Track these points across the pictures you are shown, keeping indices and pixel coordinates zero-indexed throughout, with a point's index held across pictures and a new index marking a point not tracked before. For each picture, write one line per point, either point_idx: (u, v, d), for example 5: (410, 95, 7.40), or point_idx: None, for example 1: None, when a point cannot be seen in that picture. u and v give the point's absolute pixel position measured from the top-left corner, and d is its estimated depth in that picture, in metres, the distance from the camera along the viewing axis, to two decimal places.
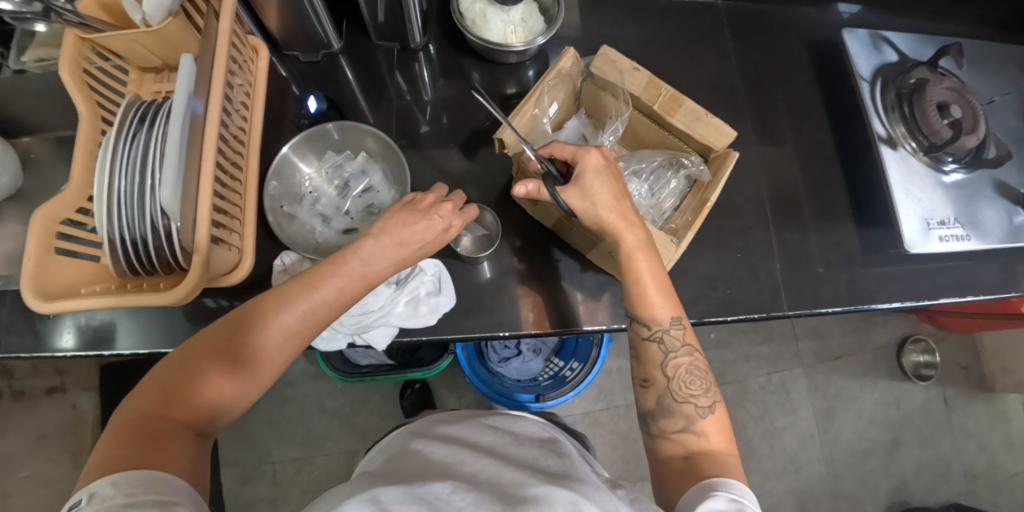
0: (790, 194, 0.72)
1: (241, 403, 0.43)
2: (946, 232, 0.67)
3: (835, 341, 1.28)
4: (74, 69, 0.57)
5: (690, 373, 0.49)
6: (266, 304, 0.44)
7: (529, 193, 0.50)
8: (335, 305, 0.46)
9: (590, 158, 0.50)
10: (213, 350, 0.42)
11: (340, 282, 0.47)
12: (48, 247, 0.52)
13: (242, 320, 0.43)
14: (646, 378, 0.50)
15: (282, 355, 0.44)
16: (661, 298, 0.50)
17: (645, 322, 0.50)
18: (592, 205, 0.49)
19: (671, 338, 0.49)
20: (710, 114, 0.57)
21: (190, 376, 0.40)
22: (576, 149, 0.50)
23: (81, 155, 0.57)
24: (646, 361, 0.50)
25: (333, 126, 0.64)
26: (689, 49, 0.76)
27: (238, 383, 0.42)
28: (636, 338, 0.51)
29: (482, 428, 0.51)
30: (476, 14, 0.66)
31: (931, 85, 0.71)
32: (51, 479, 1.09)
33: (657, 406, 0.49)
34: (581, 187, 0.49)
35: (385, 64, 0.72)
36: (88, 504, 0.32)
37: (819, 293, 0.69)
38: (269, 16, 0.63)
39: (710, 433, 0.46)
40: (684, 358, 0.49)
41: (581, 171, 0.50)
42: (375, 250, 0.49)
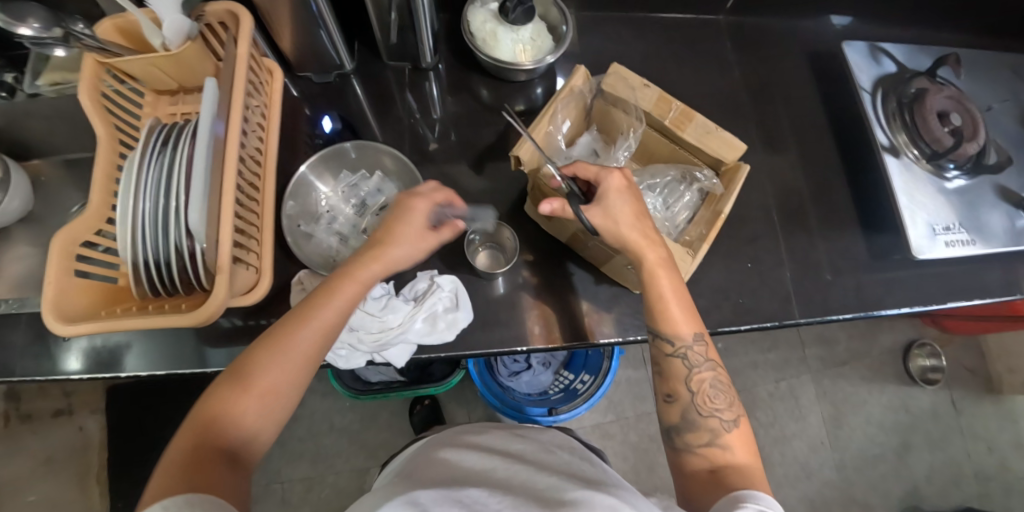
0: (797, 203, 0.74)
1: (273, 425, 0.44)
2: (952, 237, 0.69)
3: (841, 346, 1.28)
4: (93, 93, 0.58)
5: (714, 387, 0.50)
6: (284, 324, 0.45)
7: (553, 211, 0.51)
8: (342, 315, 0.47)
9: (614, 180, 0.51)
10: (240, 375, 0.42)
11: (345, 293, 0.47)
12: (68, 269, 0.52)
13: (263, 341, 0.44)
14: (670, 393, 0.50)
15: (304, 371, 0.45)
16: (683, 315, 0.50)
17: (669, 339, 0.50)
18: (614, 222, 0.50)
19: (694, 354, 0.50)
20: (720, 128, 0.58)
21: (223, 404, 0.41)
22: (599, 170, 0.52)
23: (99, 178, 0.57)
24: (670, 377, 0.50)
25: (349, 145, 0.64)
26: (692, 63, 0.78)
27: (268, 407, 0.43)
28: (660, 354, 0.51)
29: (511, 437, 0.51)
30: (487, 34, 0.67)
31: (931, 94, 0.72)
32: (59, 503, 1.07)
33: (681, 420, 0.49)
34: (604, 206, 0.50)
35: (395, 83, 0.73)
36: None
37: (830, 300, 0.70)
38: (283, 36, 0.64)
39: (735, 447, 0.47)
40: (707, 373, 0.50)
41: (604, 192, 0.51)
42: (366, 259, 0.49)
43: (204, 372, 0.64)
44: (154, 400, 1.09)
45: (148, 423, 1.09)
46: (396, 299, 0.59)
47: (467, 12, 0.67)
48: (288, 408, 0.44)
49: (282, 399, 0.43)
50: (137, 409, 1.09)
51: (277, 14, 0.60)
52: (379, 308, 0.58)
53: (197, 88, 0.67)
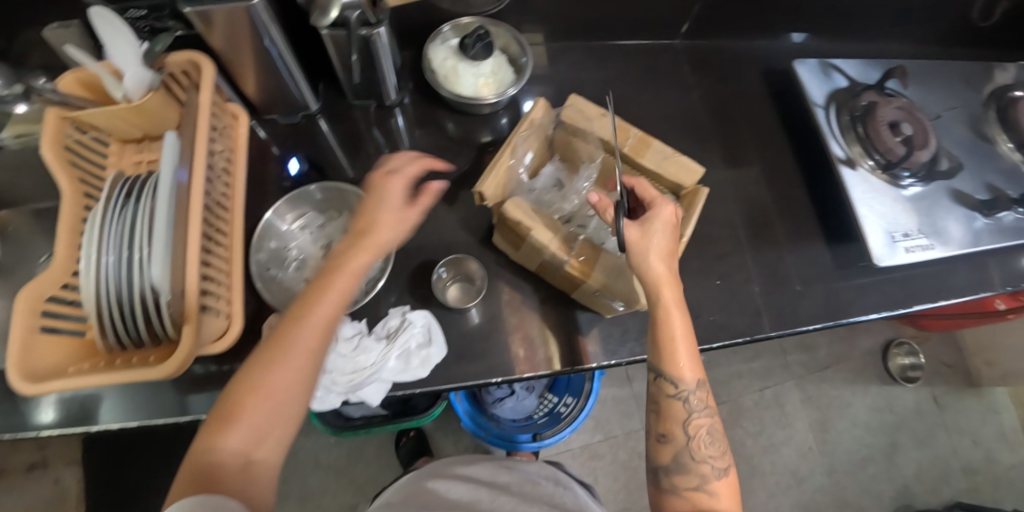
0: (761, 218, 0.75)
1: (288, 423, 0.44)
2: (911, 243, 0.71)
3: (822, 351, 1.30)
4: (57, 146, 0.58)
5: (709, 434, 0.51)
6: (287, 320, 0.46)
7: (596, 204, 0.54)
8: (337, 307, 0.47)
9: (666, 210, 0.52)
10: (244, 382, 0.43)
11: (337, 283, 0.48)
12: (33, 326, 0.52)
13: (269, 345, 0.45)
14: (665, 433, 0.51)
15: (309, 365, 0.45)
16: (689, 359, 0.51)
17: (672, 380, 0.51)
18: (646, 247, 0.50)
19: (694, 399, 0.51)
20: (677, 152, 0.60)
21: (233, 412, 0.42)
22: (657, 196, 0.53)
23: (64, 231, 0.57)
24: (668, 418, 0.51)
25: (314, 187, 0.65)
26: (652, 87, 0.80)
27: (275, 414, 0.43)
28: (661, 394, 0.51)
29: (498, 469, 0.66)
30: (448, 70, 0.68)
31: (880, 107, 0.75)
32: None
33: (673, 462, 0.50)
34: (644, 229, 0.51)
35: (362, 121, 0.74)
36: None
37: (800, 312, 0.71)
38: (247, 81, 0.65)
39: (722, 493, 0.49)
40: (704, 420, 0.51)
41: (651, 219, 0.51)
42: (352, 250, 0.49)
43: (182, 420, 0.63)
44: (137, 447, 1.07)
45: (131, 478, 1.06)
46: (369, 338, 0.60)
47: (428, 50, 0.69)
48: (306, 400, 0.45)
49: (287, 406, 0.44)
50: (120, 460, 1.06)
51: (241, 59, 0.61)
52: (351, 349, 0.59)
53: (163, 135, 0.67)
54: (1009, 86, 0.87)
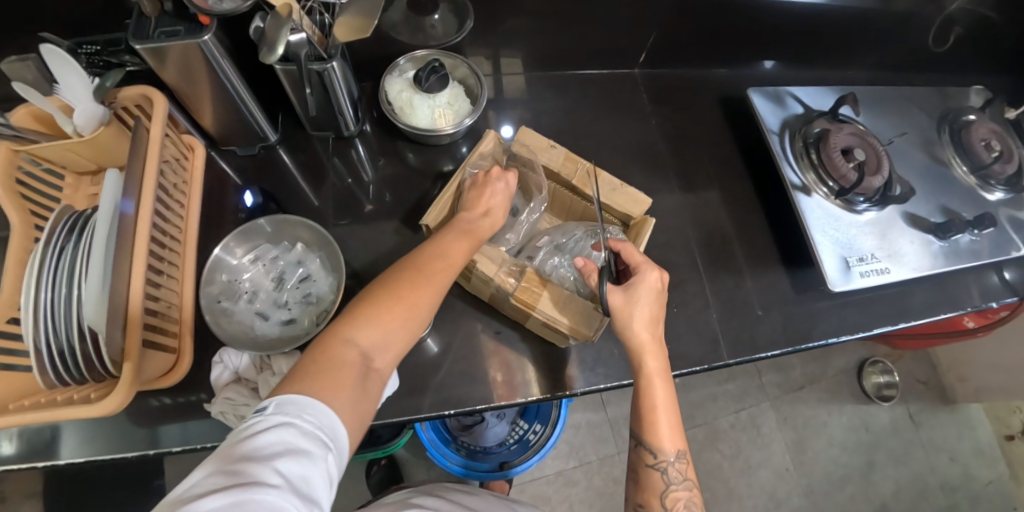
0: (719, 244, 0.76)
1: (396, 352, 0.45)
2: (865, 268, 0.72)
3: (797, 371, 1.30)
4: (7, 179, 0.57)
5: (688, 509, 0.48)
6: (415, 258, 0.49)
7: (583, 266, 0.55)
8: (461, 254, 0.51)
9: (651, 277, 0.53)
10: (385, 293, 0.45)
11: (463, 236, 0.53)
12: None
13: (410, 268, 0.48)
14: (642, 503, 0.50)
15: (431, 300, 0.48)
16: (670, 428, 0.49)
17: (651, 450, 0.49)
18: (630, 313, 0.51)
19: (673, 471, 0.48)
20: (626, 184, 0.61)
21: (369, 314, 0.44)
22: (643, 262, 0.53)
23: (11, 265, 0.56)
24: (646, 488, 0.49)
25: (265, 221, 0.64)
26: (612, 116, 0.81)
27: (402, 328, 0.45)
28: (639, 462, 0.50)
29: (495, 501, 0.68)
30: (403, 102, 0.69)
31: (833, 133, 0.76)
32: None
33: None
34: (629, 294, 0.52)
35: (323, 152, 0.75)
36: (280, 416, 0.36)
37: (758, 338, 0.72)
38: (204, 114, 0.66)
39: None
40: (683, 492, 0.48)
41: (636, 283, 0.52)
42: (472, 216, 0.55)
43: (151, 453, 0.59)
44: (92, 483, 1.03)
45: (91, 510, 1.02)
46: None
47: (385, 83, 0.70)
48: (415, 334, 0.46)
49: (411, 326, 0.46)
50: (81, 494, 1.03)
51: (197, 94, 0.62)
52: None
53: None
54: (962, 110, 0.89)
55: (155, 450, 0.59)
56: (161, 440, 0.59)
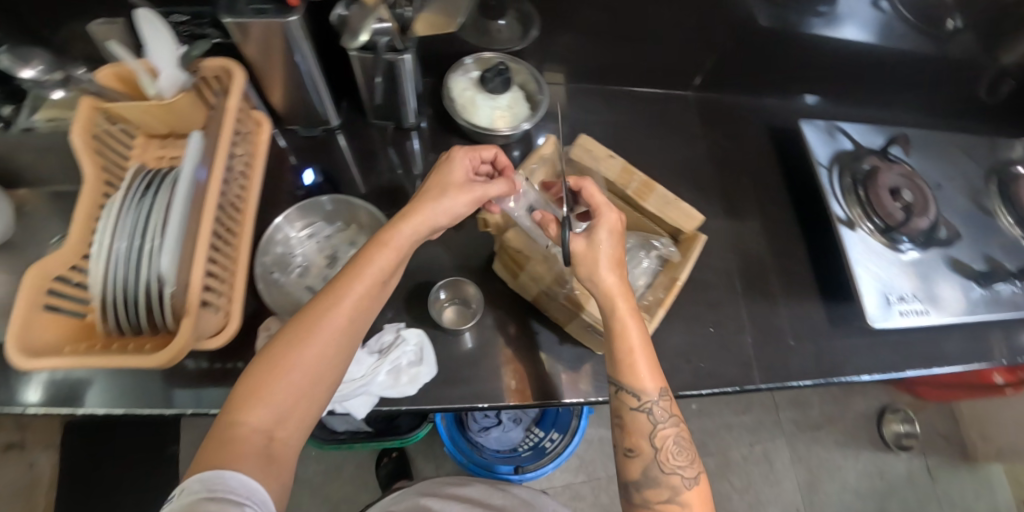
0: (758, 269, 0.77)
1: (303, 405, 0.45)
2: (906, 307, 0.71)
3: (815, 410, 1.28)
4: (86, 133, 0.60)
5: (676, 444, 0.51)
6: (320, 298, 0.47)
7: (540, 218, 0.56)
8: (369, 289, 0.49)
9: (609, 217, 0.53)
10: (280, 357, 0.44)
11: (377, 266, 0.49)
12: (38, 303, 0.53)
13: (308, 316, 0.46)
14: (631, 448, 0.51)
15: (336, 345, 0.47)
16: (648, 369, 0.51)
17: (633, 393, 0.51)
18: (593, 257, 0.52)
19: (658, 409, 0.51)
20: (679, 199, 0.62)
21: (259, 389, 0.43)
22: (600, 202, 0.53)
23: (81, 215, 0.59)
24: (634, 432, 0.51)
25: (325, 199, 0.66)
26: (662, 134, 0.83)
27: (306, 387, 0.45)
28: (623, 407, 0.52)
29: (491, 490, 0.76)
30: (466, 100, 0.71)
31: (883, 172, 0.78)
32: None
33: (643, 476, 0.50)
34: (590, 239, 0.52)
35: (379, 140, 0.77)
36: (182, 499, 0.38)
37: (790, 367, 0.71)
38: (274, 91, 0.68)
39: (692, 504, 0.50)
40: (670, 429, 0.51)
41: (596, 226, 0.53)
42: (397, 231, 0.51)
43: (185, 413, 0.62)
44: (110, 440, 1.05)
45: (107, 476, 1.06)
46: (361, 351, 0.61)
47: (449, 80, 0.72)
48: (325, 380, 0.46)
49: (321, 375, 0.46)
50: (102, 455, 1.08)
51: (271, 70, 0.64)
52: None
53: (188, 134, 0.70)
54: (1010, 162, 0.89)
55: (192, 410, 0.61)
56: (199, 400, 0.62)
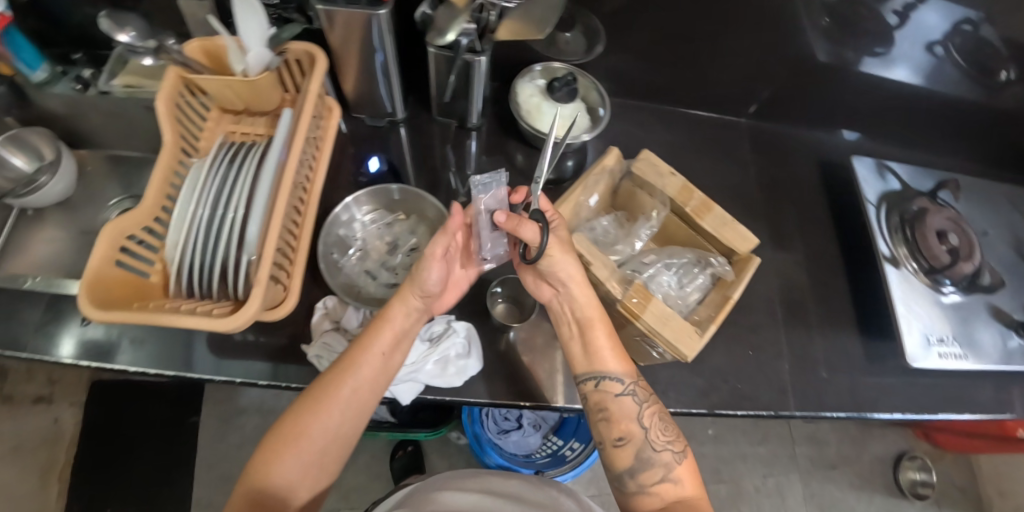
0: (798, 297, 0.78)
1: (314, 470, 0.52)
2: (945, 349, 0.72)
3: (832, 448, 1.27)
4: (169, 100, 0.62)
5: (661, 421, 0.55)
6: (330, 378, 0.53)
7: (506, 220, 0.52)
8: (376, 372, 0.54)
9: (567, 216, 0.57)
10: (291, 430, 0.51)
11: (380, 348, 0.54)
12: (110, 258, 0.55)
13: (317, 396, 0.52)
14: (621, 436, 0.54)
15: (344, 420, 0.53)
16: (621, 354, 0.56)
17: (616, 379, 0.54)
18: (567, 249, 0.54)
19: (638, 390, 0.55)
20: (736, 221, 0.63)
21: (273, 460, 0.50)
22: (554, 205, 0.57)
23: (158, 178, 0.61)
24: (620, 419, 0.54)
25: (395, 188, 0.68)
26: (713, 157, 0.85)
27: (315, 457, 0.52)
28: (607, 397, 0.55)
29: (510, 482, 0.70)
30: (532, 106, 0.74)
31: (930, 214, 0.78)
32: (16, 495, 1.05)
33: (636, 461, 0.53)
34: (559, 234, 0.54)
35: (438, 137, 0.79)
36: None
37: (824, 398, 0.72)
38: (347, 79, 0.71)
39: (684, 479, 0.53)
40: (652, 407, 0.55)
41: (559, 223, 0.57)
42: (400, 315, 0.55)
43: (235, 381, 0.64)
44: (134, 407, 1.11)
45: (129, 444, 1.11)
46: (414, 337, 0.61)
47: (517, 85, 0.74)
48: (333, 448, 0.53)
49: (329, 442, 0.52)
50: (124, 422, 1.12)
51: (347, 58, 0.67)
52: None
53: (260, 112, 0.72)
54: None
55: (240, 379, 0.63)
56: (247, 371, 0.64)
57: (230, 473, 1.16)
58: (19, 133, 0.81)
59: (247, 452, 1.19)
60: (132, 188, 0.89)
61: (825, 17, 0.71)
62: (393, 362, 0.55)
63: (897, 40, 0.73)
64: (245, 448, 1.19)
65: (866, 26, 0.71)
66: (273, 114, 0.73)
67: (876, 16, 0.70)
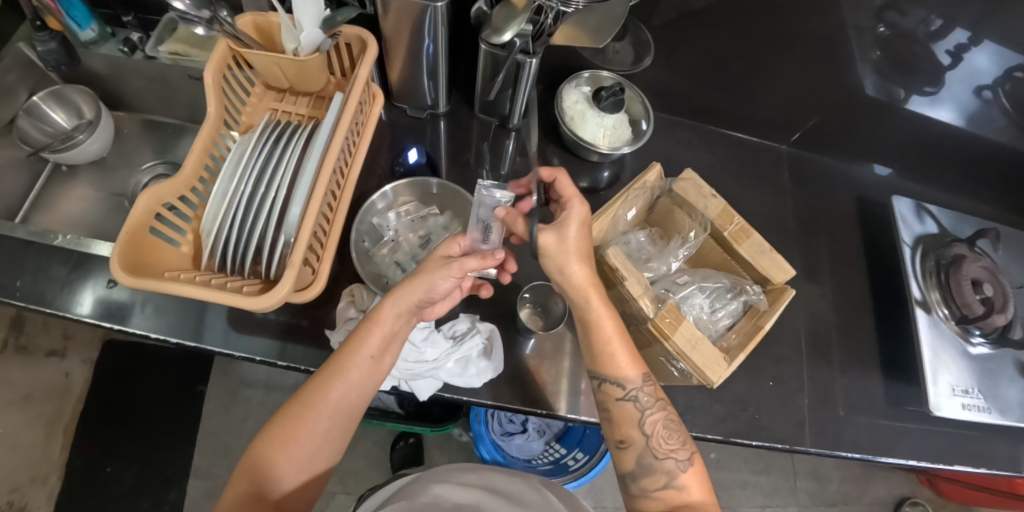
0: (823, 332, 0.77)
1: (308, 472, 0.52)
2: (969, 401, 0.70)
3: (833, 486, 1.26)
4: (217, 71, 0.62)
5: (666, 428, 0.53)
6: (322, 379, 0.52)
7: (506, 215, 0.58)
8: (365, 374, 0.53)
9: (578, 212, 0.53)
10: (281, 433, 0.51)
11: (368, 350, 0.53)
12: (144, 225, 0.54)
13: (308, 397, 0.51)
14: (623, 439, 0.54)
15: (335, 421, 0.52)
16: (628, 359, 0.54)
17: (618, 383, 0.54)
18: (563, 250, 0.52)
19: (643, 396, 0.54)
20: (774, 250, 0.61)
21: (264, 463, 0.50)
22: (573, 195, 0.54)
23: (198, 148, 0.60)
24: (623, 421, 0.54)
25: (436, 182, 0.69)
26: (748, 183, 0.84)
27: (307, 461, 0.51)
28: (610, 399, 0.54)
29: (513, 481, 0.65)
30: (576, 113, 0.74)
31: (967, 262, 0.76)
32: (21, 444, 1.07)
33: (637, 466, 0.52)
34: (559, 231, 0.52)
35: (478, 134, 0.79)
36: None
37: (841, 436, 0.71)
38: (394, 67, 0.71)
39: (691, 486, 0.51)
40: (659, 414, 0.53)
41: (566, 218, 0.53)
42: (390, 317, 0.53)
43: (255, 359, 0.64)
44: (149, 368, 1.17)
45: (136, 401, 1.14)
46: (438, 334, 0.61)
47: (563, 91, 0.75)
48: (325, 451, 0.52)
49: (320, 446, 0.52)
50: (137, 379, 1.16)
51: (396, 47, 0.67)
52: (421, 338, 0.60)
53: (305, 93, 0.72)
54: None
55: (260, 357, 0.63)
56: (267, 349, 0.64)
57: (232, 446, 1.16)
58: (61, 89, 0.81)
59: (249, 427, 1.19)
60: (166, 154, 0.89)
61: (877, 50, 0.70)
62: (382, 365, 0.54)
63: (947, 81, 0.71)
64: (248, 422, 1.19)
65: (918, 64, 0.70)
66: (317, 95, 0.73)
67: (929, 55, 0.69)
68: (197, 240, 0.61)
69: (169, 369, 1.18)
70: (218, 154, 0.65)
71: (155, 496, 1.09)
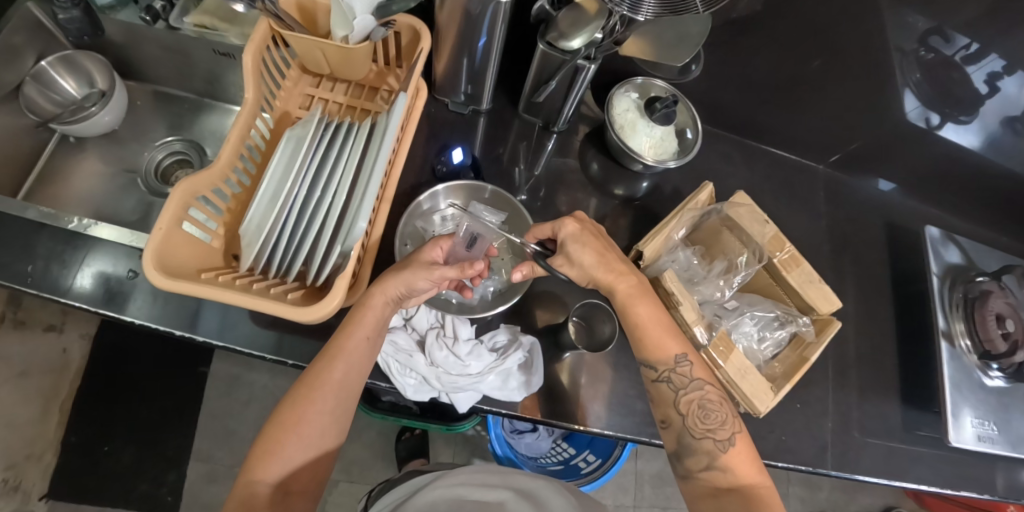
0: (848, 356, 0.78)
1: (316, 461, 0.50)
2: (984, 433, 0.72)
3: (823, 493, 1.30)
4: (257, 53, 0.58)
5: (702, 407, 0.51)
6: (319, 363, 0.51)
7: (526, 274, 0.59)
8: (363, 354, 0.52)
9: (568, 228, 0.56)
10: (288, 418, 0.49)
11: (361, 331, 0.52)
12: (178, 220, 0.50)
13: (308, 380, 0.50)
14: (664, 419, 0.53)
15: (339, 403, 0.51)
16: (660, 338, 0.53)
17: (653, 365, 0.54)
18: (581, 267, 0.56)
19: (678, 375, 0.52)
20: (822, 281, 0.62)
21: (270, 449, 0.48)
22: (552, 226, 0.57)
23: (235, 137, 0.56)
24: (661, 402, 0.53)
25: (489, 188, 0.66)
26: (783, 201, 0.84)
27: (318, 447, 0.50)
28: (648, 380, 0.55)
29: (537, 479, 0.64)
30: (625, 122, 0.72)
31: (993, 297, 0.77)
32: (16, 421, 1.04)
33: (680, 445, 0.52)
34: (567, 256, 0.56)
35: (519, 134, 0.77)
36: None
37: (860, 460, 0.72)
38: (441, 59, 0.67)
39: (735, 466, 0.49)
40: (695, 393, 0.52)
41: (565, 242, 0.56)
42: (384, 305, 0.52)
43: (285, 361, 0.62)
44: (151, 347, 1.13)
45: (136, 381, 1.11)
46: (482, 347, 0.59)
47: (613, 98, 0.73)
48: (332, 435, 0.51)
49: (327, 427, 0.50)
50: (137, 358, 1.12)
51: (446, 39, 0.63)
52: (465, 351, 0.58)
53: (344, 79, 0.68)
54: None
55: (293, 361, 0.61)
56: (302, 354, 0.62)
57: (233, 429, 1.14)
58: (72, 55, 0.75)
59: (252, 411, 1.16)
60: (184, 130, 0.84)
61: (918, 73, 0.68)
62: (378, 344, 0.53)
63: (982, 110, 0.70)
64: (251, 407, 1.16)
65: (957, 91, 0.69)
66: (356, 83, 0.69)
67: (966, 81, 0.67)
68: (227, 234, 0.58)
69: (170, 349, 1.15)
70: (253, 144, 0.61)
71: (154, 478, 1.07)
